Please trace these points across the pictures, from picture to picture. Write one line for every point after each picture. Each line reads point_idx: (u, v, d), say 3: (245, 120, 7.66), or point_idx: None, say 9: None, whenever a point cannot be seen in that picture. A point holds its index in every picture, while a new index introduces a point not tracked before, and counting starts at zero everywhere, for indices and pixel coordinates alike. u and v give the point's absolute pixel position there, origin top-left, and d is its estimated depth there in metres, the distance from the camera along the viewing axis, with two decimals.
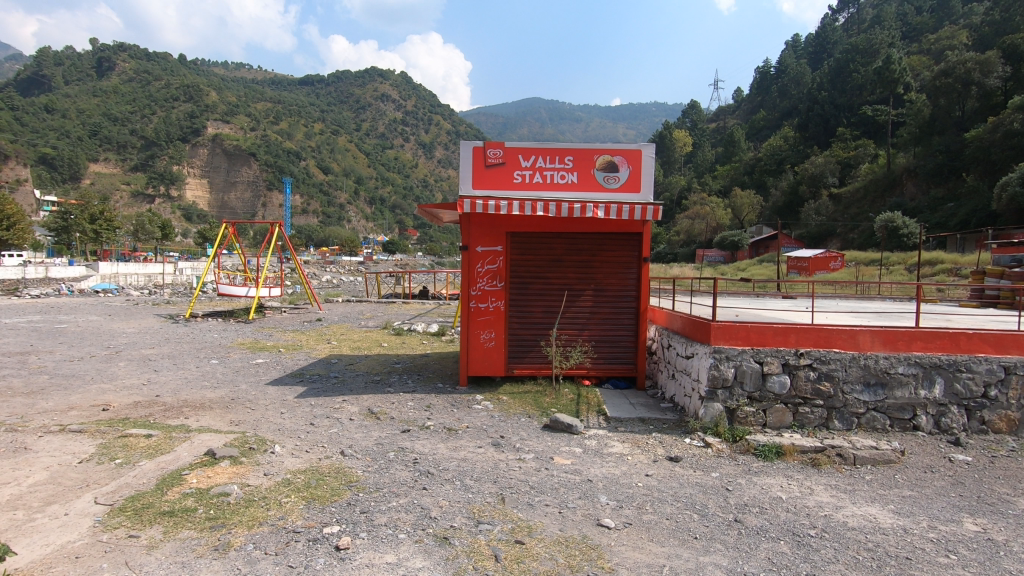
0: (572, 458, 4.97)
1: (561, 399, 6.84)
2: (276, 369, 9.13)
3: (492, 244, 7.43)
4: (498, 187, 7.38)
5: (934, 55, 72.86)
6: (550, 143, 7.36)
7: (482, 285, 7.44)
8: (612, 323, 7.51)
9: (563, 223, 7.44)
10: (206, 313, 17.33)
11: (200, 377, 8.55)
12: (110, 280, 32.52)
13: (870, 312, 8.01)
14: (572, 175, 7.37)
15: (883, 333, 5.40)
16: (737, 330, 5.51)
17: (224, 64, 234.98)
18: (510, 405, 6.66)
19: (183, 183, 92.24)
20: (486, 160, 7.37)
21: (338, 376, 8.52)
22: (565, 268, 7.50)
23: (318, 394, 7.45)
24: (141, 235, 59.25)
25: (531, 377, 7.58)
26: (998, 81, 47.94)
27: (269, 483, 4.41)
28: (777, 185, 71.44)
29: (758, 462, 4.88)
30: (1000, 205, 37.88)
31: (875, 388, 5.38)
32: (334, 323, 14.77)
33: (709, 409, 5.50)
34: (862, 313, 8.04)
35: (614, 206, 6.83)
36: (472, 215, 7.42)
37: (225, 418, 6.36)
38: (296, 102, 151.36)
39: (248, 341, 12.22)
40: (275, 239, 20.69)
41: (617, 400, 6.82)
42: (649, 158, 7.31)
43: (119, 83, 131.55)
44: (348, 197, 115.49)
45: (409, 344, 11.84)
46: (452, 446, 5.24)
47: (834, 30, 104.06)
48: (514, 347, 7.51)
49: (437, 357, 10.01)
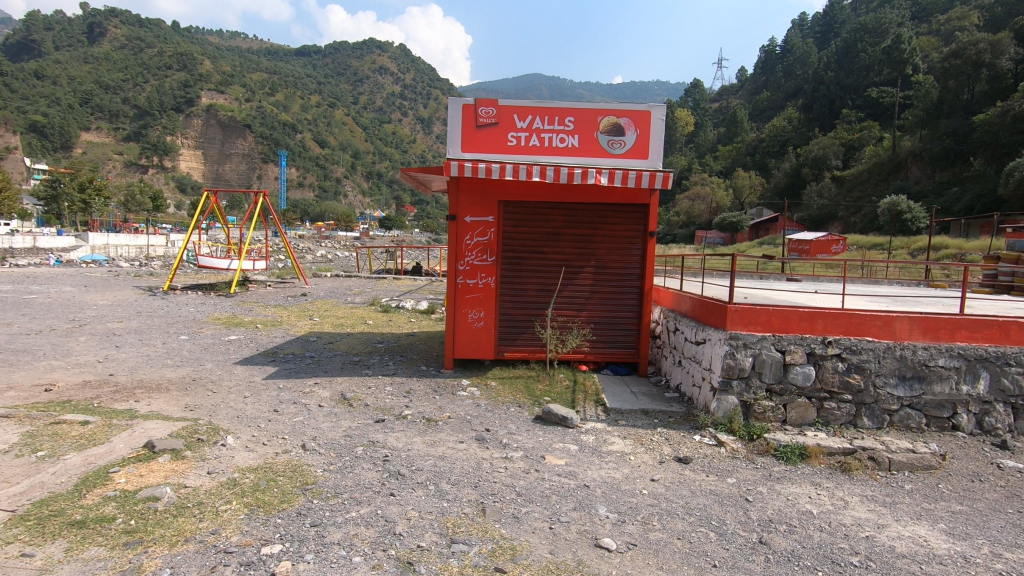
0: (566, 458, 4.32)
1: (555, 387, 6.20)
2: (250, 346, 8.46)
3: (482, 214, 6.71)
4: (490, 150, 6.62)
5: (944, 36, 71.46)
6: (549, 101, 6.60)
7: (471, 258, 6.73)
8: (613, 304, 6.84)
9: (563, 193, 6.71)
10: (186, 286, 16.67)
11: (163, 354, 7.85)
12: (100, 251, 31.60)
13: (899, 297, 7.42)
14: (572, 138, 6.61)
15: (924, 320, 4.74)
16: (757, 313, 4.84)
17: (220, 32, 229.62)
18: (498, 393, 6.01)
19: (177, 154, 90.48)
20: (477, 119, 6.59)
21: (314, 356, 7.83)
22: (562, 241, 6.80)
23: (289, 375, 6.81)
24: (132, 206, 57.82)
25: (523, 361, 6.94)
26: (1009, 63, 47.03)
27: (210, 485, 3.74)
28: (779, 167, 70.40)
29: (780, 465, 4.26)
30: (1007, 190, 37.30)
31: (911, 382, 4.75)
32: (320, 299, 14.02)
33: (722, 403, 4.86)
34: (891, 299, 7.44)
35: (620, 173, 6.12)
36: (460, 182, 6.67)
37: (180, 402, 5.71)
38: (293, 74, 148.42)
39: (225, 316, 11.47)
40: (259, 208, 19.68)
41: (617, 389, 6.18)
42: (659, 121, 6.57)
43: (110, 49, 127.67)
44: (344, 171, 113.84)
45: (396, 322, 11.18)
46: (429, 441, 4.58)
47: (842, 8, 101.60)
48: (505, 328, 6.84)
49: (424, 337, 9.35)
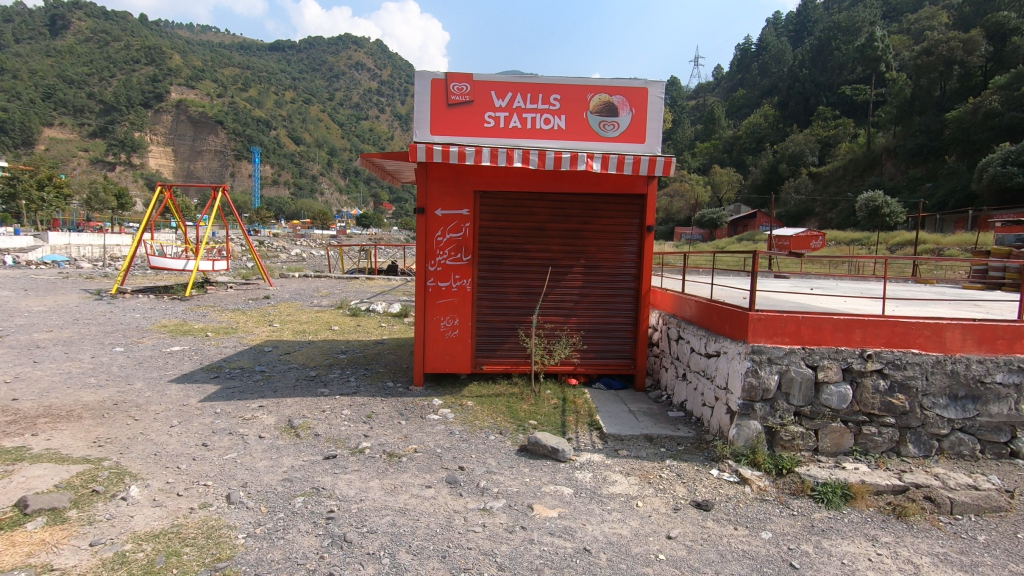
0: (560, 508, 3.44)
1: (542, 406, 5.35)
2: (193, 360, 7.42)
3: (455, 207, 5.80)
4: (464, 132, 5.72)
5: (914, 35, 72.73)
6: (531, 77, 5.75)
7: (443, 258, 5.83)
8: (605, 309, 6.02)
9: (548, 182, 5.85)
10: (138, 288, 15.37)
11: (87, 371, 6.74)
12: (60, 252, 29.64)
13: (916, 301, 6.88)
14: (559, 120, 5.75)
15: (978, 329, 4.00)
16: (784, 322, 4.04)
17: (191, 26, 224.52)
18: (474, 416, 5.12)
19: (146, 151, 87.30)
20: (449, 97, 5.70)
21: (265, 371, 6.84)
22: (548, 237, 5.94)
23: (231, 397, 5.82)
24: (95, 203, 55.12)
25: (504, 375, 6.08)
26: (980, 60, 47.88)
27: (87, 566, 2.78)
28: (756, 163, 70.82)
29: (822, 512, 3.45)
30: (980, 185, 37.67)
31: (964, 403, 4.02)
32: (284, 302, 12.96)
33: (743, 429, 4.06)
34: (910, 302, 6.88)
35: (614, 158, 5.31)
36: (430, 169, 5.75)
37: (89, 435, 4.70)
38: (267, 69, 145.24)
39: (171, 323, 10.31)
40: (220, 204, 18.28)
41: (612, 408, 5.35)
42: (658, 100, 5.78)
43: (74, 42, 122.57)
44: (320, 169, 111.78)
45: (364, 327, 10.19)
46: (389, 487, 3.68)
47: (815, 7, 102.59)
48: (484, 338, 5.97)
49: (394, 345, 8.40)
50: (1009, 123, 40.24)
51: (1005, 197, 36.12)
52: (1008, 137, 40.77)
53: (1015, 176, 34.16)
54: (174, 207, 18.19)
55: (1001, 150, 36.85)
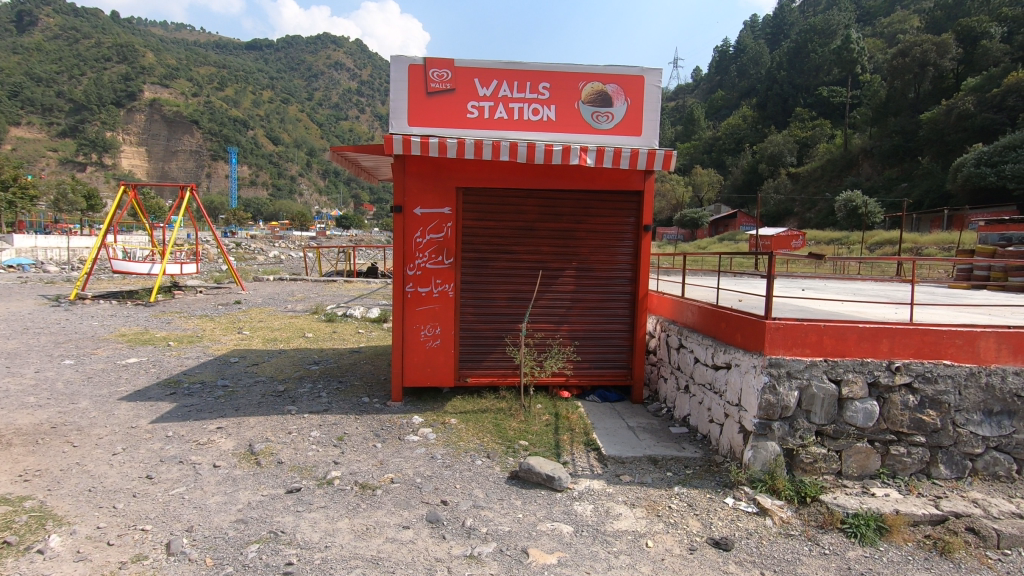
0: (559, 553, 2.97)
1: (532, 423, 4.87)
2: (149, 374, 6.79)
3: (436, 206, 5.30)
4: (445, 123, 5.22)
5: (888, 38, 74.04)
6: (518, 62, 5.28)
7: (423, 260, 5.32)
8: (599, 315, 5.57)
9: (537, 177, 5.37)
10: (100, 293, 14.56)
11: (27, 389, 6.07)
12: (26, 255, 28.23)
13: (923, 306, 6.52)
14: (549, 110, 5.29)
15: (1015, 337, 3.63)
16: (805, 332, 3.62)
17: (164, 23, 220.56)
18: (458, 436, 4.61)
19: (118, 151, 84.97)
20: (428, 84, 5.19)
21: (227, 385, 6.24)
22: (537, 238, 5.48)
23: (187, 417, 5.23)
24: (62, 205, 53.20)
25: (491, 388, 5.60)
26: (952, 63, 48.83)
27: None
28: (736, 164, 71.40)
29: (857, 550, 3.03)
30: (954, 185, 38.23)
31: (999, 419, 3.64)
32: (255, 307, 12.29)
33: (760, 452, 3.64)
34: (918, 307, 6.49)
35: (609, 152, 4.87)
36: (407, 164, 5.22)
37: (15, 467, 4.10)
38: (243, 67, 142.66)
39: (131, 332, 9.60)
40: (188, 204, 17.40)
41: (609, 424, 4.91)
42: (654, 89, 5.35)
43: (42, 39, 118.52)
44: (299, 169, 110.12)
45: (340, 334, 9.62)
46: (360, 528, 3.18)
47: (791, 11, 103.98)
48: (467, 348, 5.48)
49: (372, 354, 7.84)
50: (981, 124, 41.05)
51: (980, 196, 36.70)
52: (980, 138, 41.58)
53: (988, 176, 34.63)
54: (142, 211, 17.44)
55: (975, 151, 37.45)
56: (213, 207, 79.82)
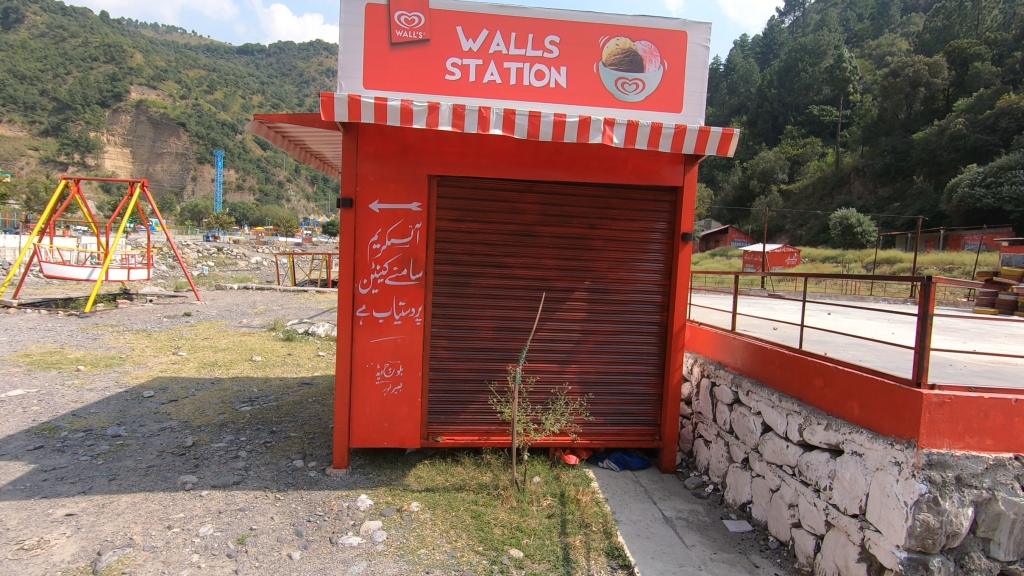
0: None
1: (529, 514, 3.37)
2: (25, 415, 5.14)
3: (403, 200, 3.84)
4: (413, 85, 3.79)
5: (877, 60, 74.18)
6: (516, 7, 3.87)
7: (380, 274, 3.84)
8: (618, 351, 4.13)
9: (539, 166, 3.92)
10: (27, 300, 12.64)
11: None
12: None
13: (1010, 347, 5.36)
14: (559, 74, 3.88)
15: None
16: (984, 412, 2.21)
17: (155, 25, 218.92)
18: (419, 536, 3.12)
19: (101, 152, 82.58)
20: (392, 31, 3.75)
21: (121, 436, 4.67)
22: (538, 247, 4.04)
23: (28, 492, 3.61)
24: (33, 205, 50.72)
25: (470, 449, 4.11)
26: (943, 85, 48.75)
27: None
28: (727, 180, 70.98)
29: None
30: (949, 206, 37.54)
31: None
32: (206, 322, 10.69)
33: None
34: (1005, 353, 5.32)
35: (639, 127, 3.44)
36: (362, 138, 3.75)
37: None
38: (233, 72, 140.85)
39: (38, 352, 7.91)
40: (138, 202, 15.20)
41: (638, 511, 3.45)
42: (700, 49, 3.95)
43: (27, 36, 114.85)
44: (287, 175, 108.12)
45: (294, 358, 8.02)
46: None
47: (780, 31, 104.59)
48: (439, 398, 4.00)
49: (325, 388, 6.27)
50: (974, 145, 40.70)
51: (975, 217, 36.05)
52: (974, 159, 41.13)
53: (983, 198, 33.97)
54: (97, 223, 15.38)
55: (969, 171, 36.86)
56: (196, 212, 77.54)
